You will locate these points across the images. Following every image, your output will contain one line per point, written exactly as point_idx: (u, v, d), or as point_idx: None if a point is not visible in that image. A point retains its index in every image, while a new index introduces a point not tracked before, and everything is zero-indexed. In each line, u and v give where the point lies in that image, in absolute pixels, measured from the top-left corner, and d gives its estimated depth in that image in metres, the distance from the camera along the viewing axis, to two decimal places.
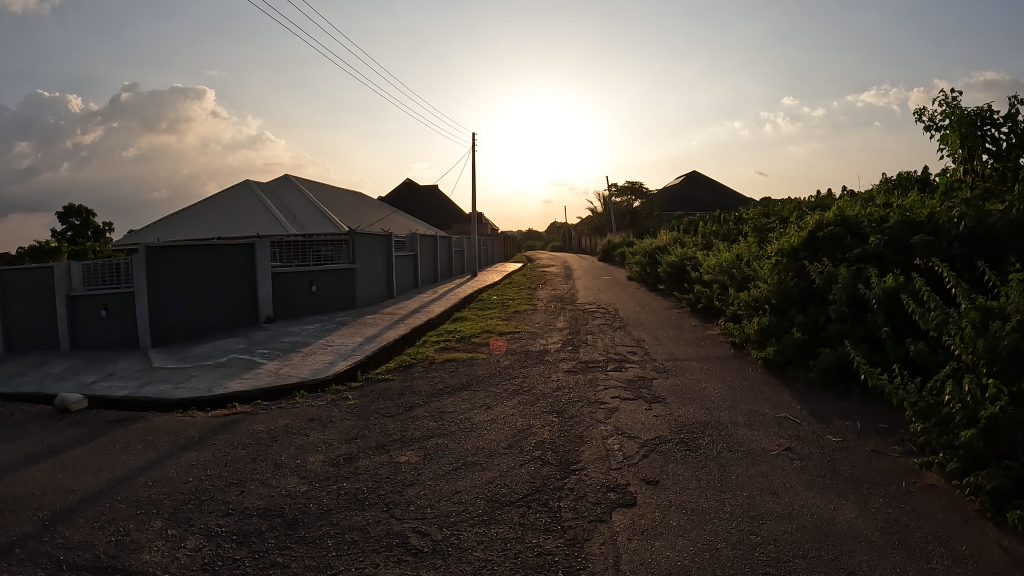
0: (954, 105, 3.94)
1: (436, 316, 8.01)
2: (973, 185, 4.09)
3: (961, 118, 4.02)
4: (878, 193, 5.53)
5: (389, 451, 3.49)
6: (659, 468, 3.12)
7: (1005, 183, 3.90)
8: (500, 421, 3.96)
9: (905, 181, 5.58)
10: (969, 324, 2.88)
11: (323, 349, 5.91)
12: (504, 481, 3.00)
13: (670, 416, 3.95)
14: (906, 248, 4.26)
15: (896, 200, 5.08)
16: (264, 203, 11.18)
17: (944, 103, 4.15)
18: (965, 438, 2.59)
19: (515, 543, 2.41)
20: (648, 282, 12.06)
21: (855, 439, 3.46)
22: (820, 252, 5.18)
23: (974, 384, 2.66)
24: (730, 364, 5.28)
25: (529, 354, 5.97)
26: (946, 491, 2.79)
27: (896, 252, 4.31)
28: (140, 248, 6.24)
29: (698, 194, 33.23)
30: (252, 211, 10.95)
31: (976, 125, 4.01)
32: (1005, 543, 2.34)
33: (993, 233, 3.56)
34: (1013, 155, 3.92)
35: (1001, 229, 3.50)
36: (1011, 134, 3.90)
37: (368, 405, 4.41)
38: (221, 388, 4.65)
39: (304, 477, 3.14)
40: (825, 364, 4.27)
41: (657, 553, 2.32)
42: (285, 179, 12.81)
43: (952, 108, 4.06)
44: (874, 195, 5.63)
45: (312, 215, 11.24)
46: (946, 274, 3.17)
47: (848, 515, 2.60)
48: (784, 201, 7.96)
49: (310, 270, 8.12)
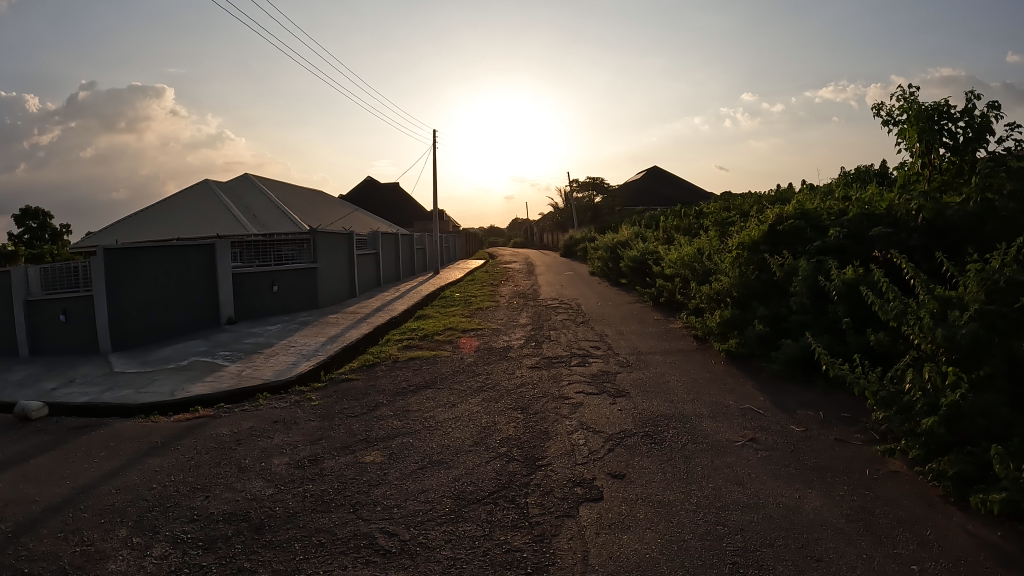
0: (912, 100, 4.02)
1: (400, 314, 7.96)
2: (930, 178, 4.18)
3: (919, 112, 4.09)
4: (836, 188, 5.61)
5: (354, 451, 3.46)
6: (624, 461, 3.14)
7: (962, 177, 3.99)
8: (466, 418, 3.95)
9: (861, 175, 5.67)
10: (927, 315, 2.91)
11: (286, 349, 5.83)
12: (470, 479, 2.98)
13: (635, 409, 3.98)
14: (866, 240, 4.34)
15: (855, 193, 5.16)
16: (223, 202, 10.99)
17: (902, 98, 4.23)
18: (927, 425, 2.64)
19: (482, 540, 2.40)
20: (610, 276, 12.12)
21: (819, 428, 3.51)
22: (782, 246, 5.25)
23: (933, 372, 2.69)
24: (693, 357, 5.32)
25: (493, 351, 5.95)
26: (909, 477, 2.84)
27: (856, 244, 4.37)
28: (97, 250, 6.03)
29: (656, 189, 33.51)
30: (211, 211, 10.76)
31: (934, 119, 4.08)
32: (970, 527, 2.38)
33: (952, 224, 3.63)
34: (970, 149, 4.00)
35: (959, 220, 3.57)
36: (968, 128, 3.98)
37: (331, 405, 4.37)
38: (184, 391, 4.56)
39: (269, 480, 3.09)
40: (786, 355, 4.33)
41: (625, 546, 2.33)
42: (245, 178, 12.62)
43: (910, 103, 4.13)
44: (831, 190, 5.72)
45: (273, 214, 11.08)
46: (904, 265, 3.22)
47: (814, 503, 2.63)
48: (743, 197, 8.04)
49: (272, 270, 8.01)
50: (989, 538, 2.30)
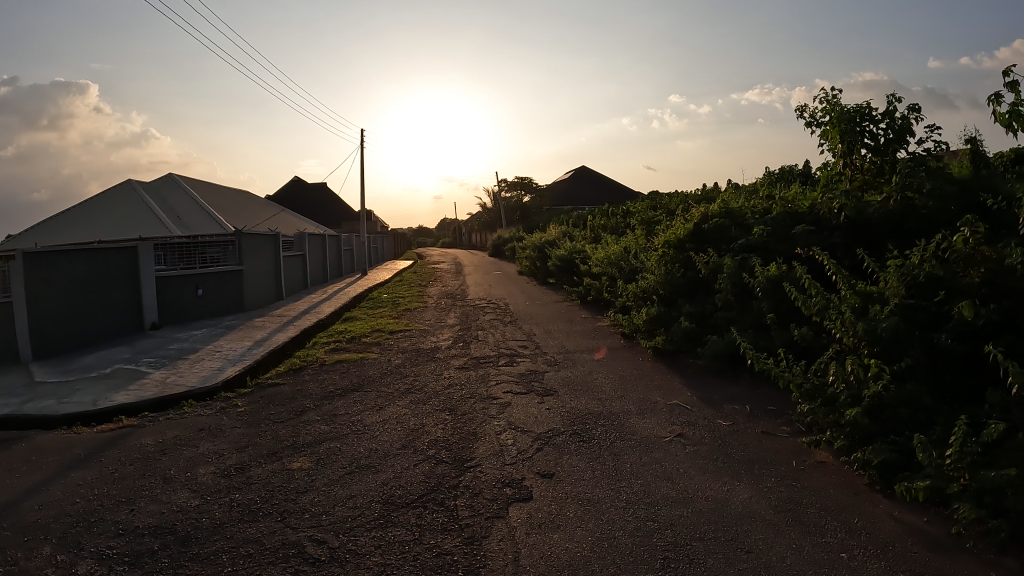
0: (836, 102, 4.11)
1: (326, 317, 7.82)
2: (851, 177, 4.34)
3: (842, 114, 4.19)
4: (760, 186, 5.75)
5: (281, 458, 3.38)
6: (553, 460, 3.16)
7: (883, 176, 4.15)
8: (393, 421, 3.90)
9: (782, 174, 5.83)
10: (849, 309, 3.01)
11: (211, 354, 5.66)
12: (399, 483, 2.94)
13: (563, 408, 4.00)
14: (789, 238, 4.48)
15: (779, 191, 5.28)
16: (144, 203, 10.57)
17: (824, 99, 4.32)
18: (851, 416, 2.73)
19: (413, 544, 2.38)
20: (537, 276, 12.17)
21: (745, 421, 3.60)
22: (701, 243, 5.35)
23: (856, 364, 2.78)
24: (621, 354, 5.39)
25: (421, 352, 5.91)
26: (835, 467, 2.93)
27: (779, 242, 4.49)
28: (18, 252, 5.60)
29: (579, 189, 33.84)
30: (132, 212, 10.34)
31: (856, 120, 4.19)
32: (896, 513, 2.46)
33: (873, 222, 3.77)
34: (890, 149, 4.13)
35: (879, 218, 3.72)
36: (889, 129, 4.11)
37: (258, 411, 4.26)
38: (106, 400, 4.37)
39: (195, 490, 2.99)
40: (708, 352, 4.45)
41: (556, 545, 2.34)
42: (170, 177, 12.17)
43: (833, 105, 4.22)
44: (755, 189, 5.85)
45: (197, 215, 10.73)
46: (826, 262, 3.33)
47: (742, 496, 2.69)
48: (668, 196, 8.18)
49: (195, 273, 7.74)
50: (913, 523, 2.38)
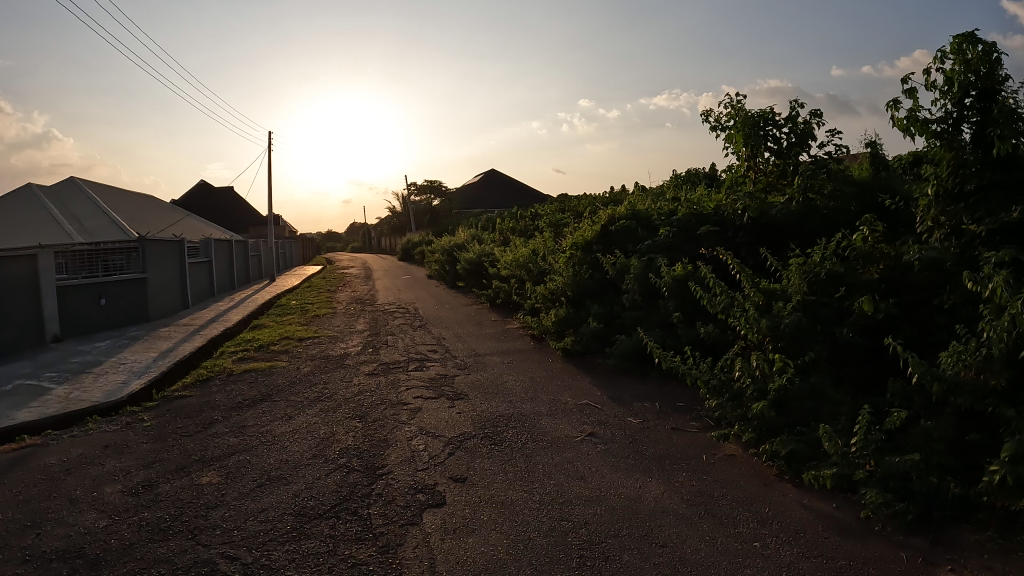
0: (741, 108, 4.28)
1: (232, 324, 7.60)
2: (754, 179, 4.51)
3: (746, 119, 4.37)
4: (667, 188, 5.96)
5: (190, 473, 3.25)
6: (465, 464, 3.06)
7: (785, 179, 4.35)
8: (304, 431, 3.81)
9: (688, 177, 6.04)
10: (756, 305, 3.14)
11: (113, 367, 5.41)
12: (310, 494, 2.81)
13: (473, 411, 4.00)
14: (694, 238, 4.63)
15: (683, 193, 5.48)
16: (43, 208, 10.02)
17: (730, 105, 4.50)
18: (758, 409, 2.75)
19: (327, 556, 2.24)
20: (446, 279, 12.16)
21: (655, 418, 3.69)
22: (621, 243, 5.49)
23: (761, 360, 2.88)
24: (528, 356, 5.46)
25: (329, 359, 5.82)
26: (742, 460, 2.83)
27: (683, 241, 4.66)
28: None
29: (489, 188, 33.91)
30: (28, 218, 9.77)
31: (760, 125, 4.40)
32: (807, 499, 2.35)
33: (775, 222, 3.94)
34: (792, 153, 4.36)
35: (782, 219, 3.88)
36: (792, 134, 4.36)
37: (164, 425, 4.09)
38: (4, 418, 4.12)
39: (103, 511, 2.85)
40: (621, 352, 4.50)
41: (472, 547, 2.22)
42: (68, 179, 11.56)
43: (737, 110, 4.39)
44: (662, 190, 6.06)
45: (99, 221, 10.26)
46: (731, 262, 3.44)
47: (652, 490, 2.60)
48: (575, 198, 8.38)
49: (97, 284, 7.37)
50: (823, 509, 2.28)
